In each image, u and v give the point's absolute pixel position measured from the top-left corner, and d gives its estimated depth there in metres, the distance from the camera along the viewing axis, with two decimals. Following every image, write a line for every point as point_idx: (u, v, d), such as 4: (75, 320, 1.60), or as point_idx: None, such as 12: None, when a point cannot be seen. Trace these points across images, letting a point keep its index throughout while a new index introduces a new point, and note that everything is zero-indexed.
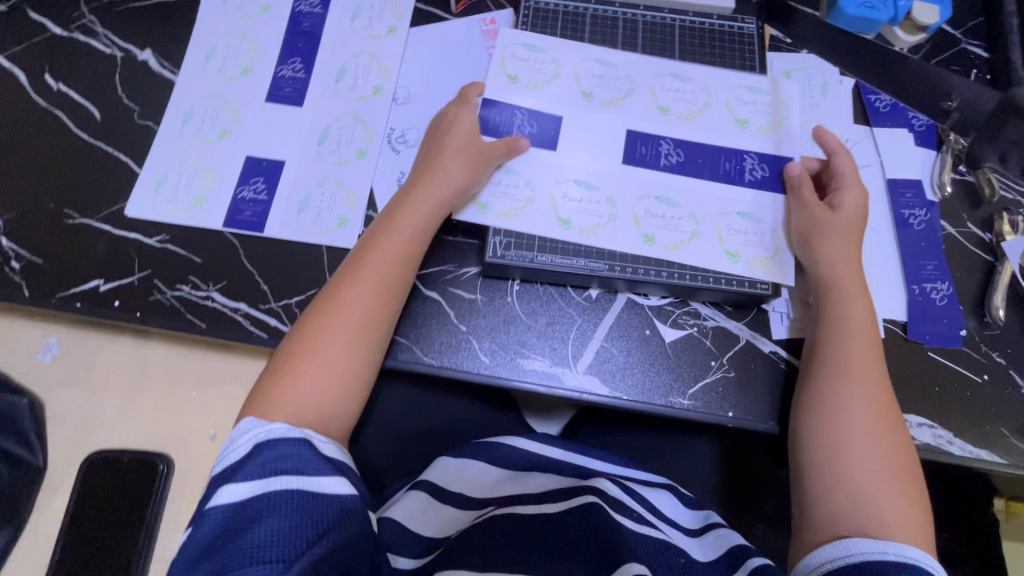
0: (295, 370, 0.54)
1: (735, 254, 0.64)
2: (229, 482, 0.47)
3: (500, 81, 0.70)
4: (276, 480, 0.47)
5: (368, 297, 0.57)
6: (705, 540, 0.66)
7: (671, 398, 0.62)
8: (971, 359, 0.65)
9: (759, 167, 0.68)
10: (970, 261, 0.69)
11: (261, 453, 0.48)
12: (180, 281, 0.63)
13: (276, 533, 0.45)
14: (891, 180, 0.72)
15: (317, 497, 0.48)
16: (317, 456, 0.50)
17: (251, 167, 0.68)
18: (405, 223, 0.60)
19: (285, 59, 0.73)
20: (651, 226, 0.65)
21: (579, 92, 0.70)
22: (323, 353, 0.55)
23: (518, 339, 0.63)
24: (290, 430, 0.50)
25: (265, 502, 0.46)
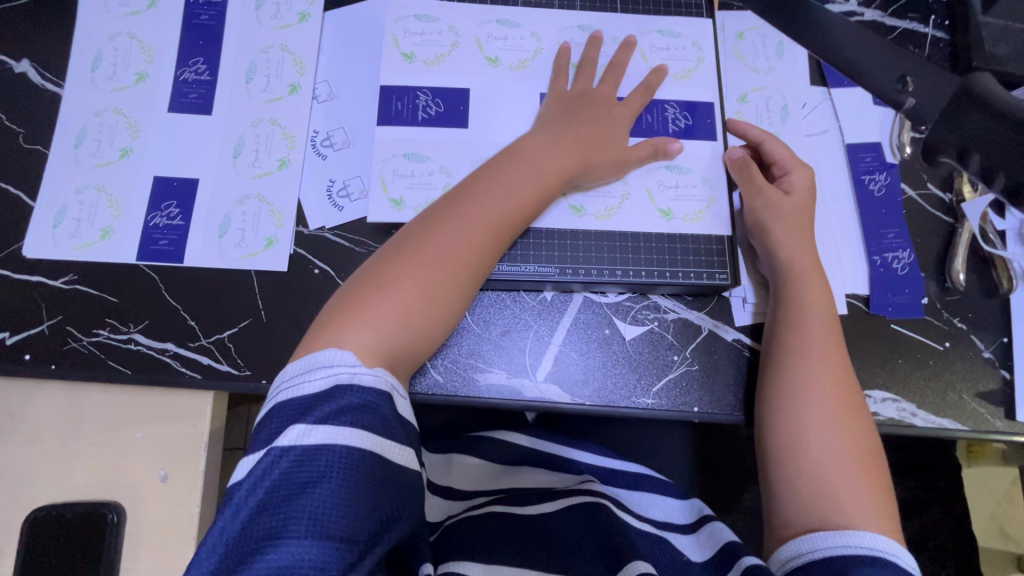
0: (365, 309, 0.48)
1: (667, 212, 0.61)
2: (302, 420, 0.42)
3: (396, 62, 0.64)
4: (349, 433, 0.42)
5: (450, 254, 0.52)
6: (699, 536, 0.65)
7: (636, 398, 0.60)
8: (932, 327, 0.64)
9: (682, 115, 0.64)
10: (931, 224, 0.67)
11: (341, 398, 0.43)
12: (97, 325, 0.58)
13: (342, 498, 0.40)
14: (849, 145, 0.69)
15: (387, 462, 0.43)
16: (395, 417, 0.45)
17: (161, 189, 0.61)
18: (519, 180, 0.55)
19: (185, 60, 0.65)
20: (577, 195, 0.61)
21: (482, 59, 0.64)
22: (395, 297, 0.49)
23: (472, 354, 0.60)
24: (375, 379, 0.45)
25: (336, 456, 0.41)
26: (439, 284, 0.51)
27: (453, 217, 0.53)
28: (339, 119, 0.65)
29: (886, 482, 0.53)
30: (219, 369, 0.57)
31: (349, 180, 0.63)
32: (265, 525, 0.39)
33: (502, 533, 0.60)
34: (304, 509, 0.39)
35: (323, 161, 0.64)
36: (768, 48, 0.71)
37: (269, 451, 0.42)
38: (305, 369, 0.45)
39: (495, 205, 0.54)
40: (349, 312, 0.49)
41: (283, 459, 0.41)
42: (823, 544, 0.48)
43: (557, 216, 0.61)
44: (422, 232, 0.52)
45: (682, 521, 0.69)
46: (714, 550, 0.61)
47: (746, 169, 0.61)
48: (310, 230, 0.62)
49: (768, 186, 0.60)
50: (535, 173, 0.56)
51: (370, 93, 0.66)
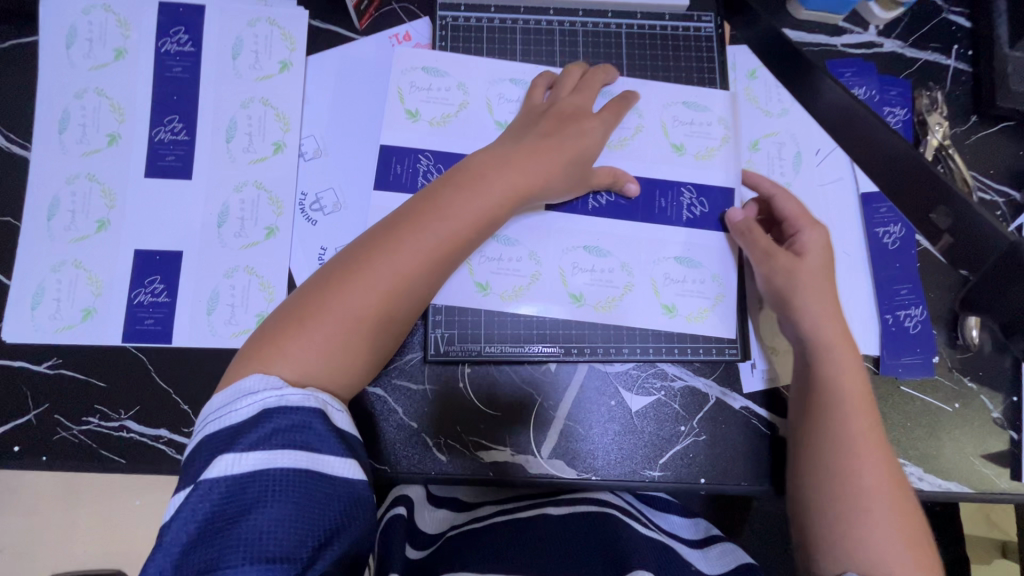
0: (293, 333, 0.46)
1: (670, 307, 0.61)
2: (229, 448, 0.40)
3: (400, 121, 0.61)
4: (282, 454, 0.40)
5: (379, 279, 0.47)
6: (709, 552, 0.65)
7: (642, 471, 0.59)
8: (942, 388, 0.63)
9: (698, 202, 0.63)
10: (946, 276, 0.65)
11: (270, 420, 0.41)
12: (86, 412, 0.56)
13: (281, 518, 0.38)
14: (864, 194, 0.66)
15: (327, 479, 0.41)
16: (332, 432, 0.43)
17: (143, 263, 0.58)
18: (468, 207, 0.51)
19: (160, 118, 0.60)
20: (579, 283, 0.61)
21: (492, 122, 0.62)
22: (321, 320, 0.46)
23: (475, 430, 0.58)
24: (303, 398, 0.42)
25: (271, 478, 0.39)
26: (366, 307, 0.47)
27: (387, 241, 0.48)
28: (329, 178, 0.61)
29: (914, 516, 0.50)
30: None
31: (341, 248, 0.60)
32: (202, 559, 0.37)
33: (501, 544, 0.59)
34: (241, 536, 0.38)
35: (312, 227, 0.60)
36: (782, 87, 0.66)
37: (199, 484, 0.39)
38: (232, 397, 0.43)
39: (430, 229, 0.49)
40: (279, 336, 0.46)
41: (213, 490, 0.39)
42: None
43: (562, 294, 0.60)
44: (354, 257, 0.48)
45: (689, 536, 0.69)
46: (727, 568, 0.61)
47: (752, 236, 0.59)
48: None
49: (776, 249, 0.58)
50: (477, 194, 0.51)
51: (360, 149, 0.61)
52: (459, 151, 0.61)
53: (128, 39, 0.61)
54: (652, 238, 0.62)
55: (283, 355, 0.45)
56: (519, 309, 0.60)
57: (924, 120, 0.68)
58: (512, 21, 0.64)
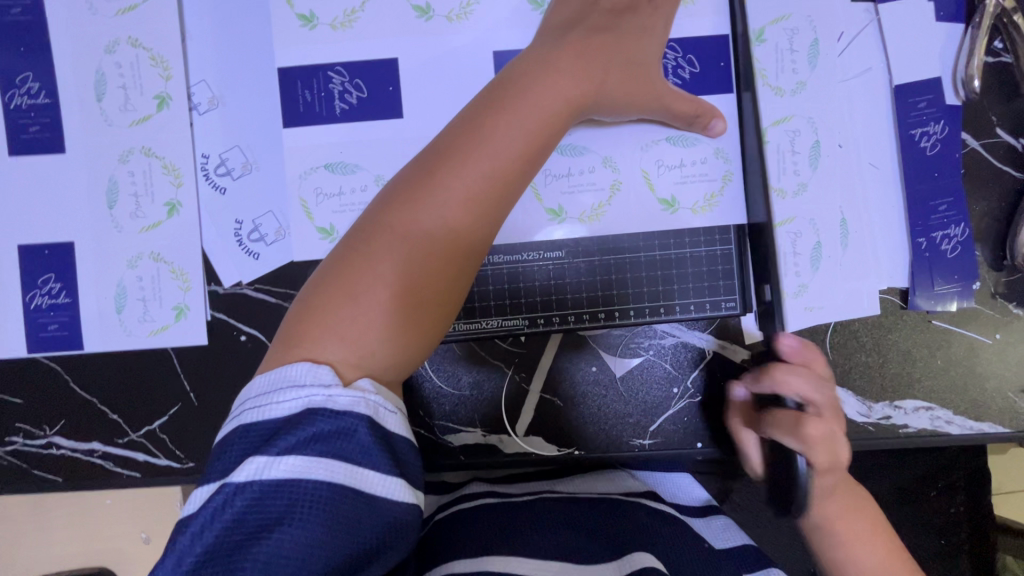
0: (341, 297, 0.36)
1: (670, 202, 0.51)
2: (263, 451, 0.31)
3: (293, 31, 0.48)
4: (319, 467, 0.31)
5: (441, 224, 0.37)
6: (713, 523, 0.52)
7: (631, 441, 0.52)
8: (983, 318, 0.54)
9: (686, 61, 0.51)
10: (992, 185, 0.53)
11: (311, 425, 0.32)
12: (9, 432, 0.50)
13: (308, 542, 0.30)
14: (897, 88, 0.52)
15: (367, 504, 0.32)
16: (380, 445, 0.33)
17: (32, 260, 0.50)
18: (508, 125, 0.39)
19: (11, 79, 0.49)
20: (555, 196, 0.50)
21: (408, 9, 0.48)
22: (371, 278, 0.36)
23: (439, 414, 0.52)
24: (353, 402, 0.33)
25: (302, 494, 0.31)
26: (432, 255, 0.37)
27: (433, 179, 0.38)
28: (230, 135, 0.49)
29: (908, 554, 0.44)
30: (159, 464, 0.51)
31: (259, 218, 0.50)
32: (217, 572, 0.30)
33: (494, 518, 0.49)
34: (261, 555, 0.30)
35: (221, 197, 0.50)
36: None
37: (226, 485, 0.32)
38: (275, 378, 0.34)
39: (479, 166, 0.38)
40: (326, 304, 0.36)
41: (239, 496, 0.31)
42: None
43: (525, 252, 0.51)
44: (392, 204, 0.38)
45: (690, 502, 0.56)
46: (730, 543, 0.49)
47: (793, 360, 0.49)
48: (226, 288, 0.50)
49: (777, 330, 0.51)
50: (531, 111, 0.41)
51: (265, 90, 0.49)
52: (378, 59, 0.48)
53: None
54: (627, 169, 0.51)
55: (336, 325, 0.35)
56: (488, 275, 0.51)
57: None
58: None
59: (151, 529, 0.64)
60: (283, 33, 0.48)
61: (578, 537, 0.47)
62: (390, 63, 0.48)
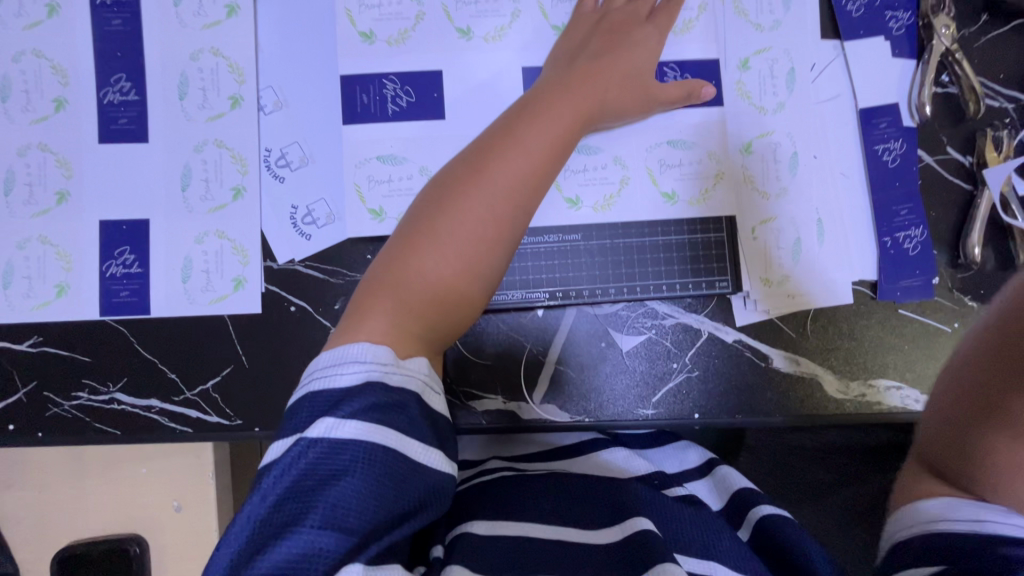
0: (400, 282, 0.43)
1: (671, 195, 0.59)
2: (332, 412, 0.36)
3: (354, 45, 0.57)
4: (378, 433, 0.36)
5: (485, 215, 0.45)
6: (715, 482, 0.60)
7: (635, 410, 0.58)
8: (942, 309, 0.61)
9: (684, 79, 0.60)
10: (945, 194, 0.62)
11: (371, 395, 0.37)
12: (75, 388, 0.56)
13: (366, 496, 0.35)
14: (862, 110, 0.62)
15: (413, 471, 0.37)
16: (425, 419, 0.39)
17: (110, 234, 0.56)
18: (537, 136, 0.48)
19: (106, 79, 0.57)
20: (573, 187, 0.58)
21: (452, 30, 0.57)
22: (426, 264, 0.43)
23: (465, 381, 0.58)
24: (404, 379, 0.39)
25: (362, 453, 0.36)
26: (472, 245, 0.45)
27: (472, 181, 0.46)
28: (293, 131, 0.57)
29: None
30: (209, 421, 0.56)
31: (312, 203, 0.57)
32: (285, 517, 0.34)
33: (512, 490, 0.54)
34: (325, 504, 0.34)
35: (280, 184, 0.57)
36: None
37: (297, 441, 0.36)
38: (337, 356, 0.39)
39: (516, 166, 0.47)
40: (386, 289, 0.43)
41: (310, 450, 0.35)
42: (956, 516, 0.35)
43: (546, 234, 0.58)
44: (438, 201, 0.46)
45: (689, 465, 0.64)
46: (728, 496, 0.58)
47: None
48: (280, 263, 0.57)
49: None
50: (552, 122, 0.49)
51: (327, 95, 0.57)
52: (424, 70, 0.56)
53: None
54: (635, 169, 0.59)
55: (396, 303, 0.42)
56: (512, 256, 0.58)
57: (931, 24, 0.61)
58: None
59: (183, 497, 0.68)
60: (345, 47, 0.57)
61: (587, 505, 0.52)
62: (435, 74, 0.57)
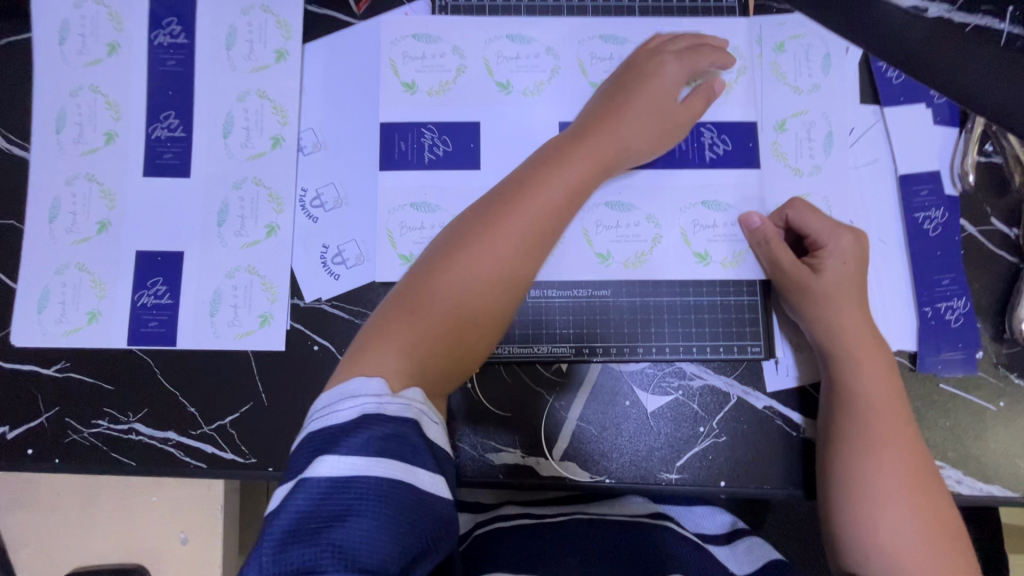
0: (412, 318, 0.42)
1: (704, 255, 0.58)
2: (330, 451, 0.34)
3: (395, 94, 0.58)
4: (380, 462, 0.34)
5: (494, 262, 0.44)
6: (737, 549, 0.57)
7: (658, 474, 0.56)
8: (987, 386, 0.58)
9: (720, 140, 0.60)
10: (989, 266, 0.60)
11: (369, 428, 0.35)
12: (96, 416, 0.56)
13: (375, 531, 0.32)
14: (902, 177, 0.61)
15: (419, 501, 0.34)
16: (427, 448, 0.36)
17: (145, 265, 0.57)
18: (554, 180, 0.48)
19: (156, 115, 0.59)
20: (604, 242, 0.58)
21: (492, 84, 0.58)
22: (437, 301, 0.43)
23: (484, 433, 0.56)
24: (402, 407, 0.37)
25: (367, 487, 0.33)
26: (483, 289, 0.44)
27: (488, 224, 0.46)
28: (329, 173, 0.58)
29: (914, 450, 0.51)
30: (223, 458, 0.55)
31: (343, 245, 0.58)
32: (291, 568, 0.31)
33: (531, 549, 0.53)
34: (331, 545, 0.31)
35: (314, 224, 0.58)
36: (812, 61, 0.61)
37: (298, 483, 0.34)
38: (340, 390, 0.37)
39: (524, 215, 0.46)
40: (391, 318, 0.42)
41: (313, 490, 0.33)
42: None
43: (574, 288, 0.58)
44: (452, 242, 0.45)
45: (712, 530, 0.60)
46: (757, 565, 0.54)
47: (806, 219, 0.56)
48: (307, 302, 0.57)
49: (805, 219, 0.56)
50: (574, 169, 0.49)
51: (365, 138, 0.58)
52: (463, 121, 0.58)
53: (120, 32, 0.59)
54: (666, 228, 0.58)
55: (406, 342, 0.41)
56: (538, 308, 0.57)
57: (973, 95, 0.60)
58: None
59: (190, 530, 0.67)
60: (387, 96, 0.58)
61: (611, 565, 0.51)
62: (472, 126, 0.58)
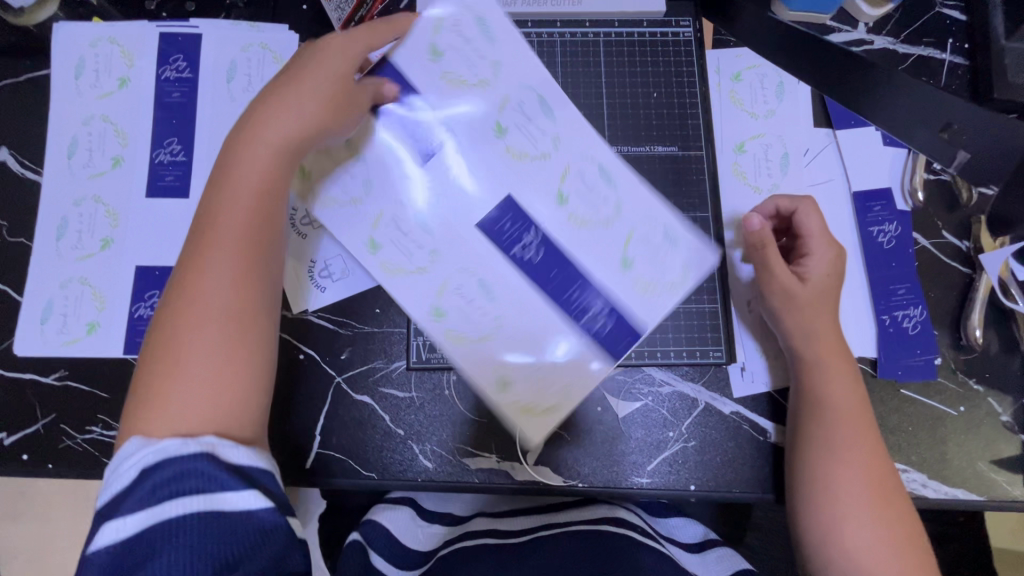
0: (193, 320, 0.46)
1: (502, 366, 0.57)
2: (112, 515, 0.40)
3: (420, 54, 0.61)
4: (171, 504, 0.39)
5: (226, 274, 0.47)
6: (707, 557, 0.62)
7: (631, 478, 0.58)
8: (947, 391, 0.60)
9: (602, 318, 0.59)
10: (943, 277, 0.63)
11: (145, 481, 0.40)
12: (90, 422, 0.58)
13: (190, 556, 0.39)
14: (855, 193, 0.64)
15: (228, 519, 0.40)
16: (224, 472, 0.41)
17: (144, 279, 0.61)
18: (244, 175, 0.50)
19: (160, 141, 0.64)
20: (448, 301, 0.59)
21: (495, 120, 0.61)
22: (182, 311, 0.46)
23: (460, 437, 0.58)
24: (183, 446, 0.41)
25: (157, 528, 0.39)
26: (198, 322, 0.46)
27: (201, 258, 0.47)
28: None
29: (880, 452, 0.53)
30: None
31: (330, 259, 0.61)
32: None
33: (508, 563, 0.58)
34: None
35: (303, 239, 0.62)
36: (767, 88, 0.66)
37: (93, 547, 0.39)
38: (117, 461, 0.42)
39: (228, 217, 0.49)
40: (181, 329, 0.45)
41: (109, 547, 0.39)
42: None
43: None
44: (185, 259, 0.48)
45: (687, 539, 0.66)
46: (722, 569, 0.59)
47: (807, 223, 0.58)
48: (293, 312, 0.60)
49: (807, 229, 0.58)
50: (263, 154, 0.51)
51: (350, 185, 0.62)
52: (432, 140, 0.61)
53: (131, 68, 0.65)
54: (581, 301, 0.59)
55: (201, 341, 0.45)
56: None
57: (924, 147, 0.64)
58: None
59: None
60: None
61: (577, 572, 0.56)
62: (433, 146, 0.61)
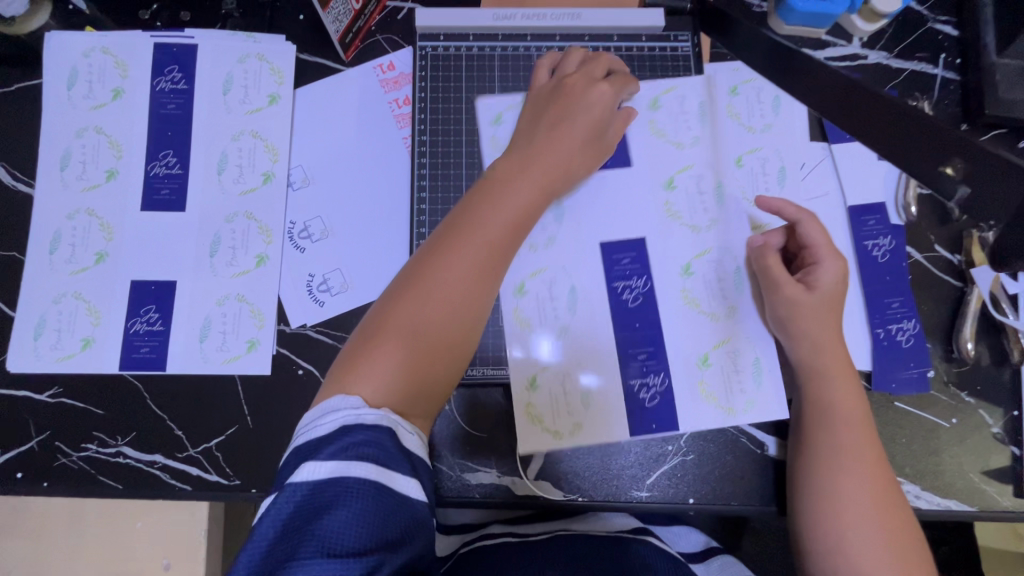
0: (445, 305, 0.46)
1: (705, 362, 0.60)
2: (311, 457, 0.38)
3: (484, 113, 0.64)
4: (359, 465, 0.37)
5: (467, 265, 0.47)
6: (710, 565, 0.63)
7: (630, 492, 0.58)
8: (939, 403, 0.62)
9: (649, 384, 0.59)
10: (936, 290, 0.64)
11: (350, 434, 0.39)
12: (86, 439, 0.58)
13: (353, 526, 0.36)
14: (850, 207, 0.65)
15: (397, 499, 0.38)
16: (401, 451, 0.40)
17: (139, 294, 0.60)
18: (517, 198, 0.50)
19: (155, 154, 0.63)
20: (552, 344, 0.60)
21: (669, 178, 0.64)
22: (442, 293, 0.46)
23: (461, 452, 0.59)
24: (378, 418, 0.40)
25: (348, 488, 0.37)
26: (450, 307, 0.46)
27: (440, 255, 0.47)
28: (317, 207, 0.63)
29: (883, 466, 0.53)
30: (209, 480, 0.57)
31: (329, 274, 0.61)
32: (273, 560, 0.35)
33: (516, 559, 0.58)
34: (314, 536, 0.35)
35: (301, 254, 0.62)
36: (763, 103, 0.67)
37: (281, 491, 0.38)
38: (321, 407, 0.42)
39: (486, 232, 0.48)
40: (397, 320, 0.45)
41: (292, 495, 0.37)
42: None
43: None
44: (429, 256, 0.47)
45: (689, 549, 0.66)
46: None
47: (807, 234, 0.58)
48: (292, 327, 0.60)
49: (814, 238, 0.58)
50: (530, 182, 0.52)
51: (372, 239, 0.62)
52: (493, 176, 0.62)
53: (125, 79, 0.64)
54: (599, 349, 0.60)
55: (386, 342, 0.44)
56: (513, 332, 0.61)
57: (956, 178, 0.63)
58: (491, 48, 0.65)
59: (174, 556, 0.67)
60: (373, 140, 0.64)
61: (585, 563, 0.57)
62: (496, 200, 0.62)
